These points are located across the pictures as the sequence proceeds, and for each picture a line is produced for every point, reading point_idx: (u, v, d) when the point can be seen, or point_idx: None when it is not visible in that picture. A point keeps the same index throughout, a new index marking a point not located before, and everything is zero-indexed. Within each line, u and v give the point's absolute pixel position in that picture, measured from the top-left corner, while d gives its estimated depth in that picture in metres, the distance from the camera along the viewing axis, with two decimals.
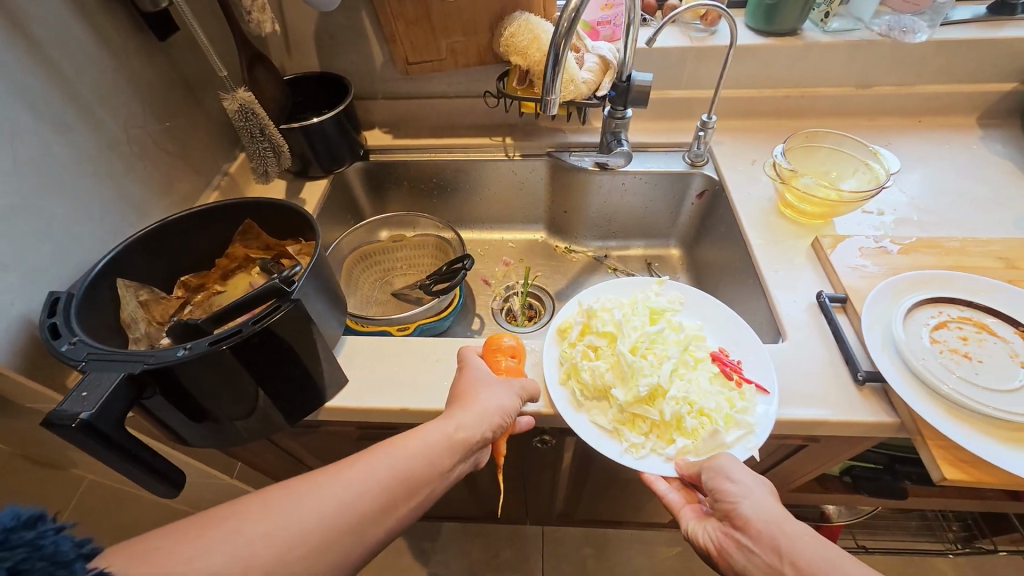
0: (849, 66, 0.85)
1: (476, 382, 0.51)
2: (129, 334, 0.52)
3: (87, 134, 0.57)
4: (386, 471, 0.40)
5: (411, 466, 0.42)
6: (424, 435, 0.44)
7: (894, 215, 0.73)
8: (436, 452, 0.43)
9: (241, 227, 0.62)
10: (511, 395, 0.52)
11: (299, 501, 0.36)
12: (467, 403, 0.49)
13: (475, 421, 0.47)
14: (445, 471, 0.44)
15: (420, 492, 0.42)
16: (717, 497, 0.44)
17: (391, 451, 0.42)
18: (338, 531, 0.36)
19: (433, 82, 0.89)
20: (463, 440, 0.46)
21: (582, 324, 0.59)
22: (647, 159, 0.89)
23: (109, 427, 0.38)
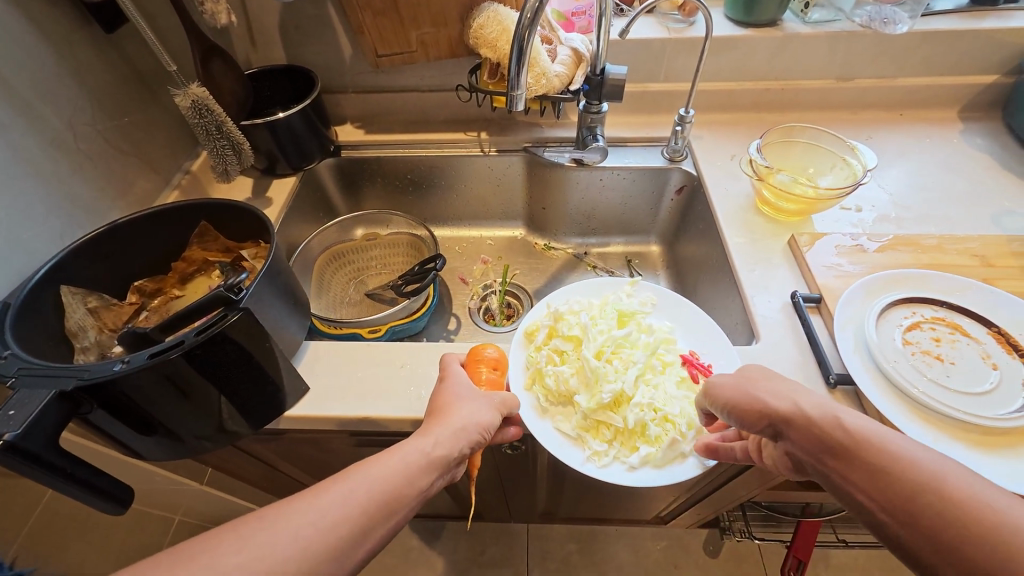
0: (830, 58, 0.84)
1: (455, 396, 0.48)
2: (76, 343, 0.50)
3: (25, 132, 0.54)
4: (364, 492, 0.37)
5: (389, 486, 0.39)
6: (401, 454, 0.41)
7: (873, 212, 0.71)
8: (415, 472, 0.41)
9: (197, 229, 0.59)
10: (490, 410, 0.48)
11: (275, 530, 0.33)
12: (445, 419, 0.45)
13: (455, 438, 0.44)
14: (422, 491, 0.41)
15: (399, 514, 0.39)
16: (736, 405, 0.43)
17: (367, 471, 0.39)
18: (316, 559, 0.34)
19: (404, 75, 0.86)
20: (441, 459, 0.42)
21: (548, 327, 0.58)
22: (625, 154, 0.87)
23: (37, 447, 0.36)
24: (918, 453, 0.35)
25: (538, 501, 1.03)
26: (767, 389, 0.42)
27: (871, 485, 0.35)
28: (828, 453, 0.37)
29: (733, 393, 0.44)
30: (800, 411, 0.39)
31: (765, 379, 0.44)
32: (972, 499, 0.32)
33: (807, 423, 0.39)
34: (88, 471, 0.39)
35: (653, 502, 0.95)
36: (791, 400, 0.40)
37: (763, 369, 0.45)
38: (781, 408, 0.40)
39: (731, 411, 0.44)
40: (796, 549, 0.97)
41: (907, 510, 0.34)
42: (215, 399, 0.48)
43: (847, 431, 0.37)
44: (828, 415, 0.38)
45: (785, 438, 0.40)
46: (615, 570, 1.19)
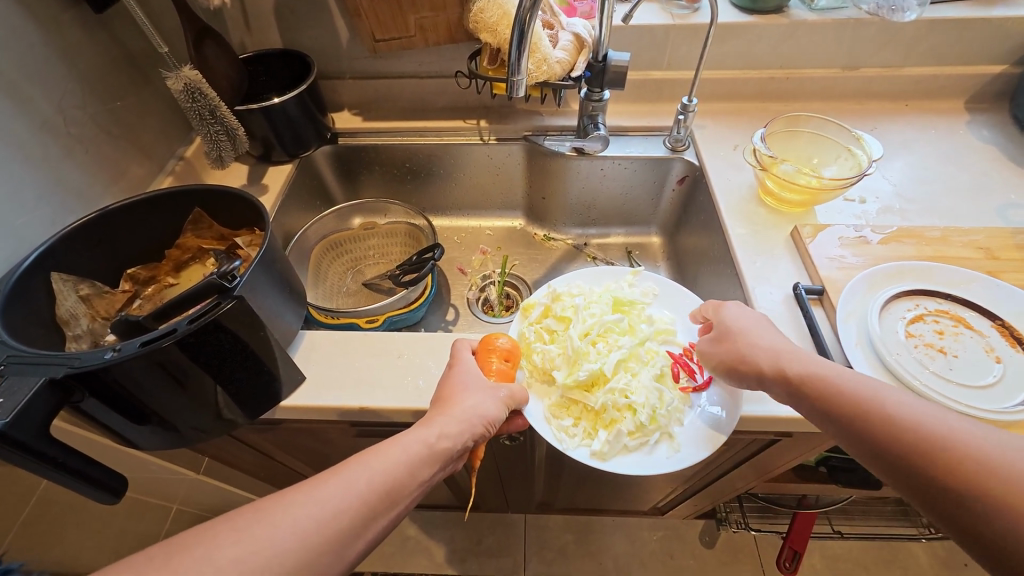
0: (836, 47, 0.82)
1: (461, 385, 0.47)
2: (68, 331, 0.49)
3: (14, 115, 0.53)
4: (364, 483, 0.37)
5: (390, 477, 0.38)
6: (403, 444, 0.40)
7: (876, 203, 0.71)
8: (416, 463, 0.40)
9: (190, 216, 0.58)
10: (495, 401, 0.47)
11: (273, 523, 0.33)
12: (449, 409, 0.44)
13: (459, 429, 0.43)
14: (424, 481, 0.40)
15: (400, 504, 0.38)
16: (731, 365, 0.48)
17: (368, 463, 0.38)
18: (314, 551, 0.33)
19: (402, 61, 0.85)
20: (444, 450, 0.42)
21: (544, 305, 0.59)
22: (627, 143, 0.86)
23: (26, 435, 0.35)
24: (894, 395, 0.39)
25: (536, 491, 1.03)
26: (749, 345, 0.47)
27: (852, 427, 0.40)
28: (815, 402, 0.42)
29: (722, 351, 0.49)
30: (786, 365, 0.45)
31: (748, 333, 0.48)
32: (927, 425, 0.36)
33: (793, 378, 0.44)
34: (80, 460, 0.38)
35: (650, 493, 0.95)
36: (771, 353, 0.46)
37: (748, 320, 0.50)
38: (768, 366, 0.45)
39: (727, 371, 0.49)
40: (793, 540, 1.01)
41: (882, 446, 0.38)
42: (212, 388, 0.47)
43: (830, 382, 0.42)
44: (816, 372, 0.43)
45: (776, 392, 0.45)
46: (611, 560, 1.20)
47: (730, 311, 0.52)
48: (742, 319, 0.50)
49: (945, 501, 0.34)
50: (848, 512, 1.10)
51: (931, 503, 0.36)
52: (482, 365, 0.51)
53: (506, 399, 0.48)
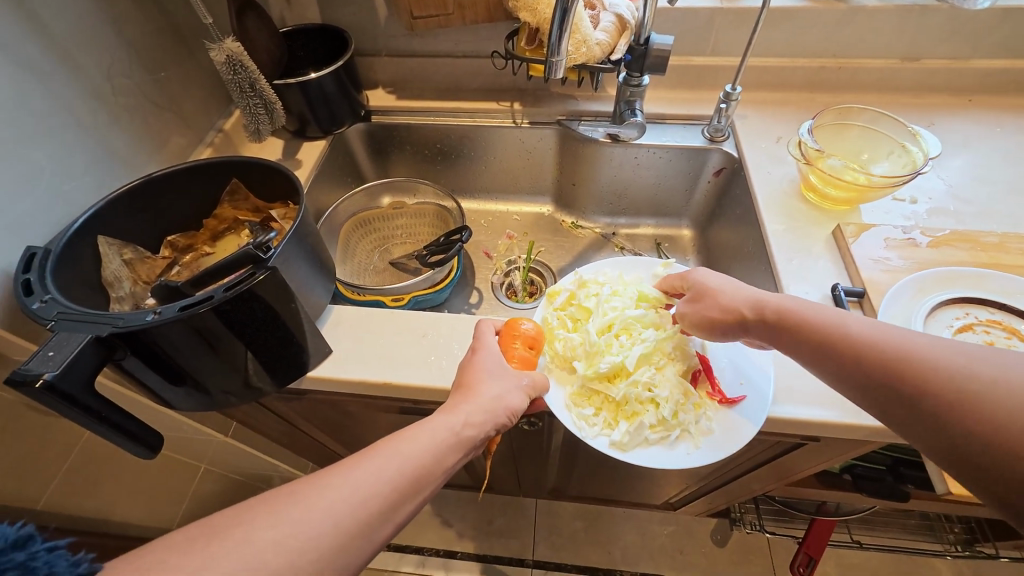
0: (896, 36, 0.77)
1: (482, 370, 0.47)
2: (112, 293, 0.51)
3: (67, 82, 0.55)
4: (393, 469, 0.37)
5: (417, 464, 0.38)
6: (429, 431, 0.41)
7: (929, 204, 0.67)
8: (441, 450, 0.40)
9: (228, 187, 0.59)
10: (517, 390, 0.47)
11: (311, 505, 0.34)
12: (472, 397, 0.44)
13: (482, 419, 0.43)
14: (448, 468, 0.41)
15: (426, 490, 0.39)
16: (711, 315, 0.49)
17: (397, 448, 0.39)
18: (350, 533, 0.34)
19: (439, 40, 0.84)
20: (468, 438, 0.42)
21: (570, 292, 0.58)
22: (664, 131, 0.83)
23: (74, 388, 0.37)
24: (881, 328, 0.39)
25: (549, 478, 1.04)
26: (725, 300, 0.49)
27: (828, 355, 0.41)
28: (800, 342, 0.43)
29: (699, 307, 0.51)
30: (765, 312, 0.46)
31: (721, 288, 0.50)
32: (896, 343, 0.38)
33: (771, 315, 0.45)
34: (121, 415, 0.40)
35: (665, 487, 0.95)
36: (749, 303, 0.47)
37: (718, 278, 0.51)
38: (747, 309, 0.47)
39: (707, 321, 0.50)
40: (807, 546, 0.98)
41: (860, 365, 0.39)
42: (246, 355, 0.49)
43: (813, 321, 0.43)
44: (797, 314, 0.44)
45: (756, 332, 0.47)
46: (620, 551, 1.20)
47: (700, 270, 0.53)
48: (714, 276, 0.51)
49: (933, 420, 0.34)
50: (869, 523, 1.06)
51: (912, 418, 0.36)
52: (505, 351, 0.50)
53: (528, 389, 0.48)
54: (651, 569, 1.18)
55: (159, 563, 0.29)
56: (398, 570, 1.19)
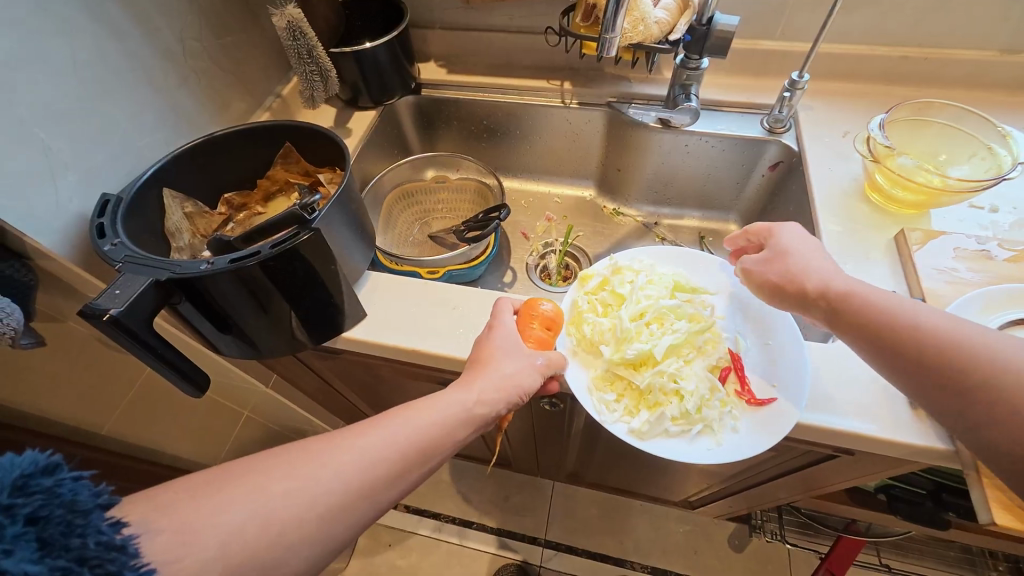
0: (997, 25, 0.69)
1: (499, 349, 0.47)
2: (172, 243, 0.55)
3: (144, 42, 0.59)
4: (402, 438, 0.39)
5: (426, 435, 0.40)
6: (443, 405, 0.42)
7: (1011, 215, 0.61)
8: (452, 424, 0.41)
9: (281, 149, 0.62)
10: (534, 370, 0.48)
11: (323, 461, 0.36)
12: (487, 373, 0.45)
13: (495, 396, 0.44)
14: (457, 442, 0.42)
15: (433, 461, 0.40)
16: (779, 278, 0.48)
17: (408, 415, 0.40)
18: (354, 493, 0.36)
19: (494, 14, 0.83)
20: (479, 415, 0.43)
21: (602, 277, 0.57)
22: (719, 119, 0.79)
23: (135, 325, 0.40)
24: (948, 320, 0.39)
25: (568, 461, 1.05)
26: (801, 268, 0.47)
27: (885, 343, 0.40)
28: (860, 326, 0.42)
29: (768, 269, 0.49)
30: (836, 289, 0.44)
31: (802, 255, 0.48)
32: (959, 338, 0.37)
33: (834, 296, 0.44)
34: (174, 354, 0.44)
35: (685, 485, 0.93)
36: (821, 276, 0.45)
37: (806, 245, 0.48)
38: (811, 287, 0.45)
39: (767, 286, 0.49)
40: (829, 562, 0.96)
41: (922, 359, 0.38)
42: (287, 311, 0.51)
43: (878, 307, 0.42)
44: (872, 303, 0.42)
45: (814, 311, 0.46)
46: (633, 542, 1.21)
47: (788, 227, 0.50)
48: (797, 239, 0.49)
49: (981, 420, 0.35)
50: (901, 549, 1.00)
51: (960, 416, 0.36)
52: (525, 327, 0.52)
53: (543, 367, 0.49)
54: (663, 564, 1.17)
55: (178, 500, 0.32)
56: (416, 531, 1.24)
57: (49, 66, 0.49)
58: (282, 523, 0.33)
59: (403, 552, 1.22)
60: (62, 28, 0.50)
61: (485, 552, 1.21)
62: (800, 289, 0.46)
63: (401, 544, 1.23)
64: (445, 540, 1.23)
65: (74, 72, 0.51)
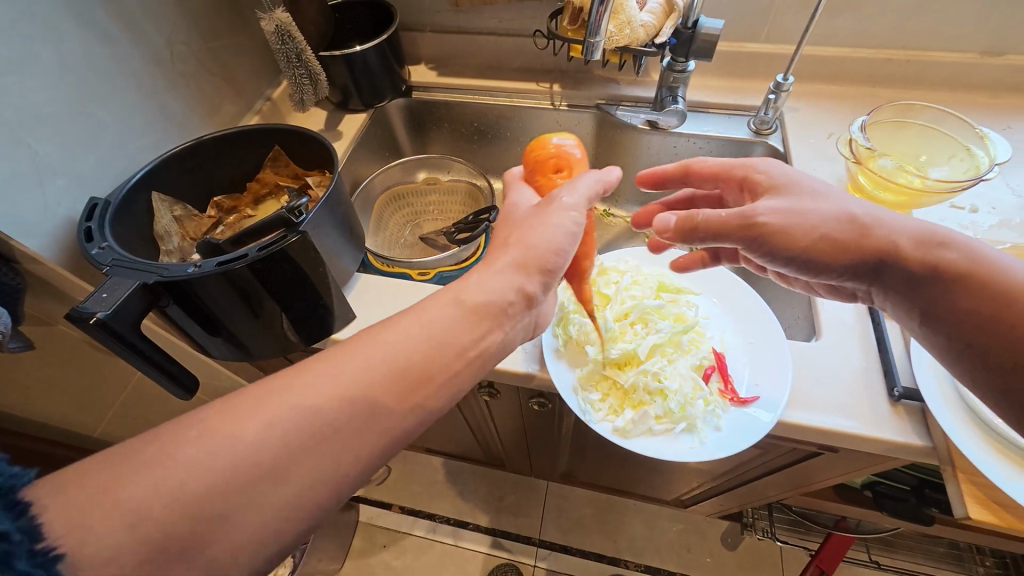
0: (977, 28, 0.71)
1: (512, 227, 0.46)
2: (162, 246, 0.56)
3: (133, 47, 0.59)
4: (386, 356, 0.35)
5: (418, 341, 0.37)
6: (437, 305, 0.39)
7: (990, 215, 0.62)
8: (450, 323, 0.38)
9: (271, 153, 0.62)
10: (564, 224, 0.44)
11: (305, 386, 0.33)
12: (493, 259, 0.43)
13: (498, 285, 0.41)
14: (465, 344, 0.38)
15: (437, 370, 0.37)
16: (837, 226, 0.40)
17: (390, 330, 0.37)
18: (355, 411, 0.33)
19: (483, 17, 0.84)
20: (481, 306, 0.40)
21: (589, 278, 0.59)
22: (706, 120, 0.80)
23: (123, 328, 0.40)
24: None
25: (561, 461, 1.05)
26: (858, 207, 0.41)
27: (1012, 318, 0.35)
28: (975, 294, 0.36)
29: (820, 217, 0.40)
30: (928, 246, 0.38)
31: (841, 195, 0.42)
32: None
33: (926, 255, 0.38)
34: (162, 356, 0.44)
35: (677, 483, 0.94)
36: (896, 229, 0.39)
37: (824, 183, 0.43)
38: (896, 242, 0.39)
39: (822, 240, 0.39)
40: (821, 558, 0.97)
41: None
42: (276, 313, 0.52)
43: (993, 271, 0.36)
44: (947, 247, 0.38)
45: (894, 271, 0.39)
46: (627, 541, 1.21)
47: (777, 171, 0.45)
48: (818, 182, 0.43)
49: None
50: (891, 545, 1.01)
51: None
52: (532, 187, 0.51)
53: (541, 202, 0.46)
54: (657, 562, 1.18)
55: None
56: (411, 532, 1.24)
57: (36, 71, 0.49)
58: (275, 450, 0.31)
59: (398, 552, 1.22)
60: (49, 33, 0.50)
61: (479, 552, 1.21)
62: (880, 245, 0.39)
63: (396, 544, 1.23)
64: (440, 540, 1.23)
65: (62, 76, 0.52)
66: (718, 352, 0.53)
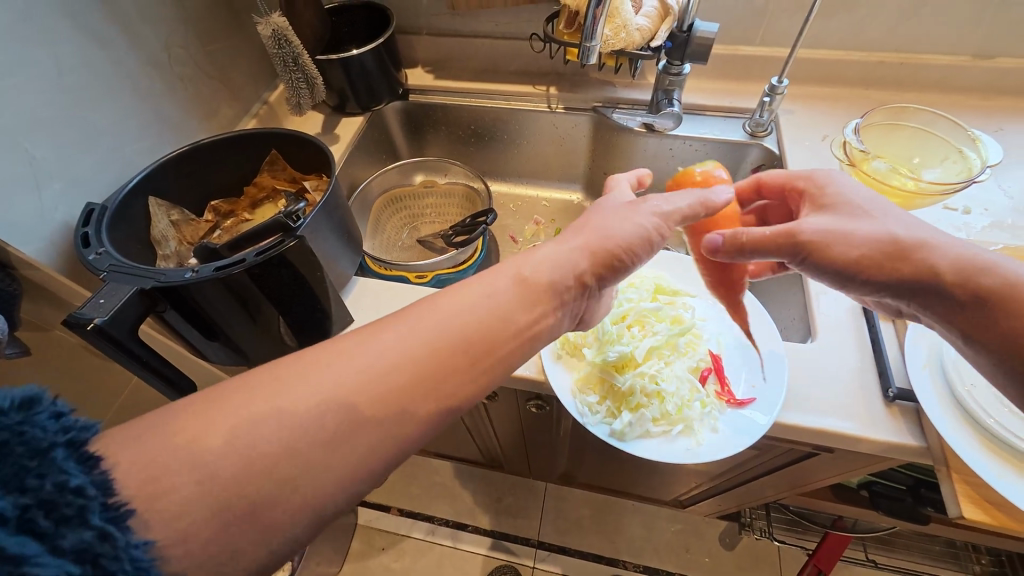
0: (968, 32, 0.71)
1: (588, 221, 0.45)
2: (159, 251, 0.55)
3: (129, 51, 0.59)
4: (415, 336, 0.34)
5: (459, 322, 0.36)
6: (487, 282, 0.39)
7: (983, 216, 0.62)
8: (500, 300, 0.38)
9: (268, 157, 0.62)
10: (645, 220, 0.44)
11: (327, 370, 0.32)
12: (548, 246, 0.43)
13: (552, 269, 0.41)
14: (518, 323, 0.38)
15: (478, 347, 0.36)
16: (874, 244, 0.40)
17: (452, 299, 0.37)
18: (376, 401, 0.32)
19: (480, 20, 0.84)
20: (535, 284, 0.40)
21: None
22: (702, 123, 0.80)
23: (120, 333, 0.40)
24: None
25: (559, 462, 1.05)
26: (899, 227, 0.40)
27: None
28: (1016, 320, 0.35)
29: (860, 234, 0.40)
30: (966, 267, 0.37)
31: (883, 215, 0.41)
32: None
33: (964, 275, 0.37)
34: (159, 361, 0.44)
35: (675, 484, 0.94)
36: (937, 249, 0.38)
37: (871, 200, 0.43)
38: (933, 263, 0.38)
39: (858, 258, 0.40)
40: (818, 558, 0.97)
41: None
42: (273, 318, 0.52)
43: None
44: (991, 269, 0.37)
45: (931, 291, 0.39)
46: (626, 542, 1.21)
47: (835, 187, 0.45)
48: (866, 199, 0.43)
49: None
50: (888, 544, 1.01)
51: None
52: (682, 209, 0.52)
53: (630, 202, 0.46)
54: (655, 563, 1.18)
55: None
56: (409, 535, 1.24)
57: (31, 75, 0.49)
58: (319, 412, 0.30)
59: (397, 555, 1.22)
60: (45, 37, 0.50)
61: (478, 554, 1.21)
62: (919, 266, 0.38)
63: (395, 547, 1.23)
64: (439, 542, 1.23)
65: (58, 80, 0.52)
66: (714, 354, 0.53)
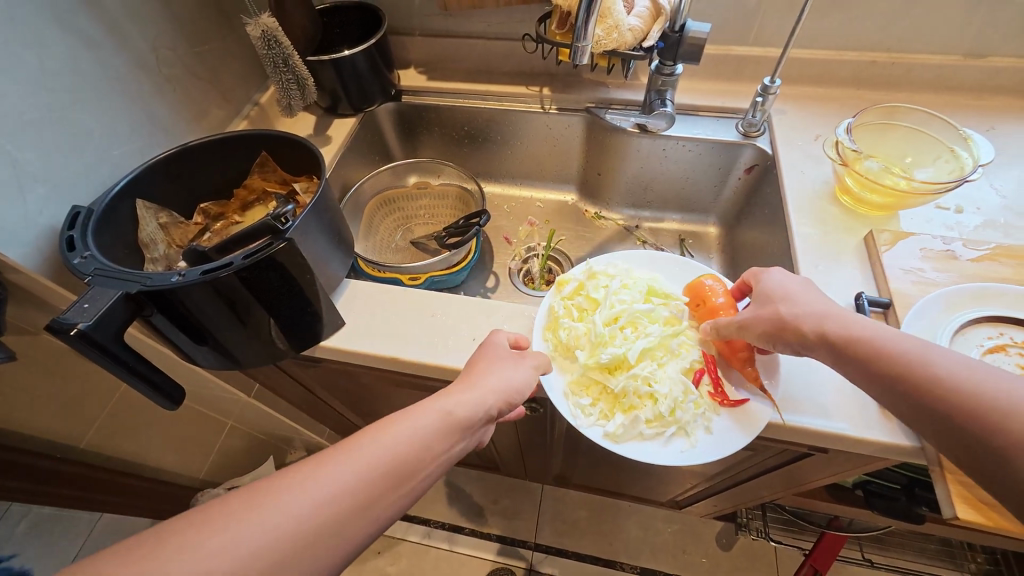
0: (961, 31, 0.71)
1: (485, 362, 0.47)
2: (147, 253, 0.55)
3: (117, 52, 0.59)
4: (356, 469, 0.34)
5: (393, 459, 0.36)
6: (416, 416, 0.39)
7: (976, 215, 0.62)
8: (430, 436, 0.38)
9: (258, 158, 0.62)
10: (523, 371, 0.47)
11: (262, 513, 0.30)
12: (466, 383, 0.44)
13: (468, 405, 0.41)
14: (440, 456, 0.38)
15: (412, 481, 0.36)
16: (769, 319, 0.45)
17: (375, 438, 0.36)
18: (306, 543, 0.31)
19: (472, 21, 0.83)
20: (457, 419, 0.40)
21: (578, 282, 0.58)
22: (695, 123, 0.80)
23: (105, 338, 0.40)
24: (975, 373, 0.36)
25: (555, 464, 1.05)
26: (792, 307, 0.44)
27: (915, 402, 0.38)
28: (880, 384, 0.39)
29: (761, 313, 0.46)
30: (839, 335, 0.42)
31: (788, 294, 0.45)
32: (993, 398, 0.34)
33: (838, 342, 0.42)
34: (147, 366, 0.44)
35: (671, 485, 0.94)
36: (819, 320, 0.43)
37: (792, 285, 0.46)
38: (813, 333, 0.43)
39: (760, 333, 0.45)
40: (814, 558, 0.97)
41: (963, 427, 0.35)
42: (263, 321, 0.51)
43: (900, 358, 0.39)
44: (863, 337, 0.41)
45: (819, 355, 0.43)
46: (623, 543, 1.21)
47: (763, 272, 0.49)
48: (785, 280, 0.47)
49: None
50: (882, 543, 1.01)
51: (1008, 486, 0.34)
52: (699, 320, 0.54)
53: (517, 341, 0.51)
54: (652, 564, 1.18)
55: None
56: (405, 538, 1.24)
57: (15, 77, 0.48)
58: (239, 569, 0.28)
59: (393, 559, 1.21)
60: (30, 36, 0.49)
61: (474, 556, 1.21)
62: (805, 336, 0.43)
63: (391, 550, 1.22)
64: (435, 546, 1.22)
65: (43, 81, 0.51)
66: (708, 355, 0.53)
